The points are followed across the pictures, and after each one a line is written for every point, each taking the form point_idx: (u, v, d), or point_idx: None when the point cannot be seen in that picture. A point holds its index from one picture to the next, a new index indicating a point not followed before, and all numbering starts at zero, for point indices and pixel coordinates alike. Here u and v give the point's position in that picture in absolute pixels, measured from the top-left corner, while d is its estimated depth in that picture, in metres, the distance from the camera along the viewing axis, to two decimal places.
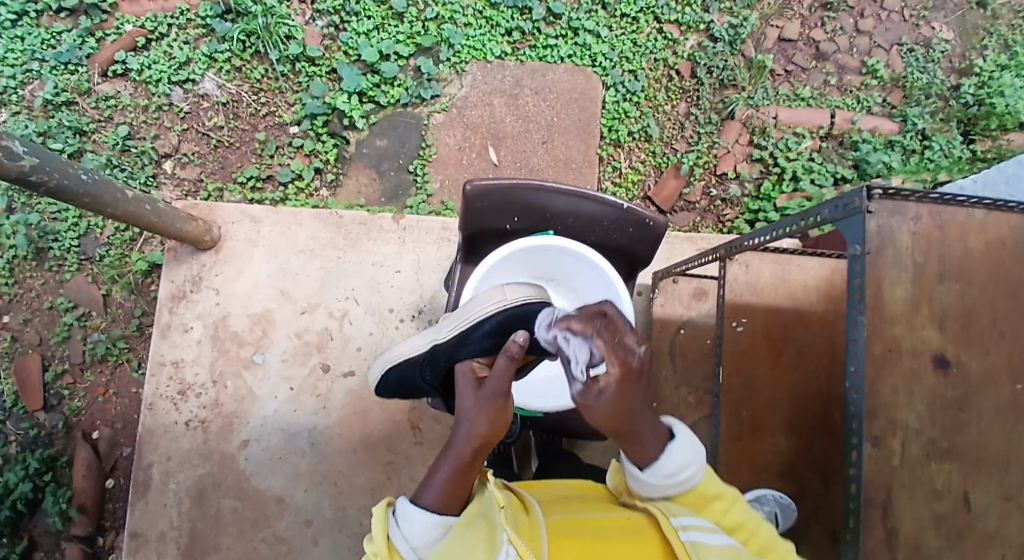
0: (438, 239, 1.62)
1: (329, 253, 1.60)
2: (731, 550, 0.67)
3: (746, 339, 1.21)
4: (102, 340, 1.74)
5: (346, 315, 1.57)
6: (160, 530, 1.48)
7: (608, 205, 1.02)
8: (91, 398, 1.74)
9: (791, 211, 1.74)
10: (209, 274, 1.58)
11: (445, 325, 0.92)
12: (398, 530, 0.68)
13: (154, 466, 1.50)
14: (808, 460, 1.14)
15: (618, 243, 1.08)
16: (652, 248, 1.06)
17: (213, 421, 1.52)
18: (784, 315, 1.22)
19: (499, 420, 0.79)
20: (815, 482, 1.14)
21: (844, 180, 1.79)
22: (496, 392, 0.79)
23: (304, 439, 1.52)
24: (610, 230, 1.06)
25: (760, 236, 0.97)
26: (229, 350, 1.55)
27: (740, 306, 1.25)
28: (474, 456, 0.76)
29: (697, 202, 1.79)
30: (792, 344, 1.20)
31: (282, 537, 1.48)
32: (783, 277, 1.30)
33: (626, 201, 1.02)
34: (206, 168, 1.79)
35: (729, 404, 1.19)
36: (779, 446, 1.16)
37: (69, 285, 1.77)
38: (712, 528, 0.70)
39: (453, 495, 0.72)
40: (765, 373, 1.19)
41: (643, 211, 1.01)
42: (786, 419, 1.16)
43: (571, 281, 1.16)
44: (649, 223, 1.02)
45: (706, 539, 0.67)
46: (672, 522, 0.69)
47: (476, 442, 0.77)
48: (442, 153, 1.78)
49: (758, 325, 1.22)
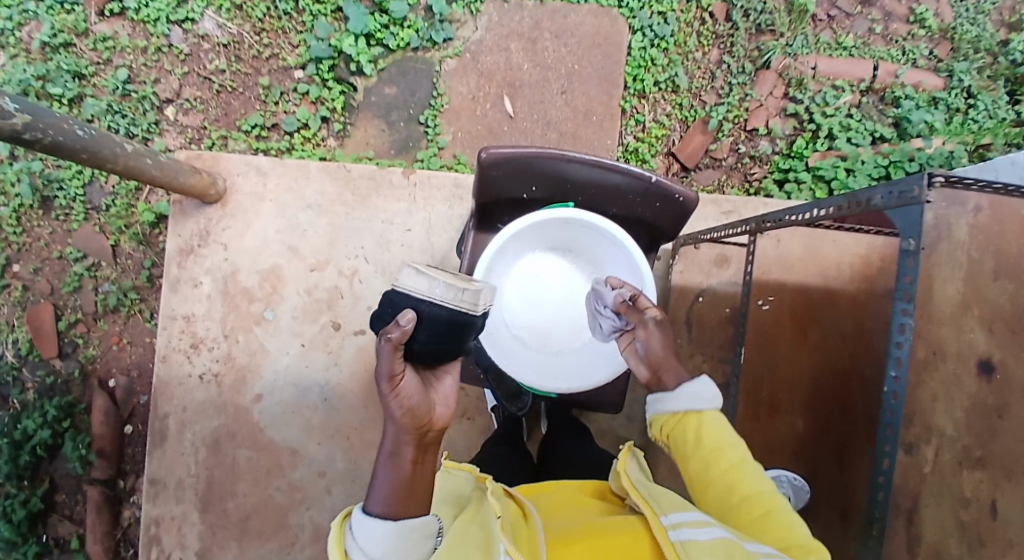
0: (449, 196, 1.56)
1: (337, 209, 1.55)
2: (724, 545, 0.65)
3: (771, 317, 1.24)
4: (113, 290, 1.75)
5: (355, 273, 1.54)
6: (178, 477, 1.56)
7: (633, 177, 0.94)
8: (105, 346, 1.76)
9: (824, 170, 1.65)
10: (217, 229, 1.55)
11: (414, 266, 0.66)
12: (352, 544, 0.59)
13: (170, 416, 1.56)
14: (824, 441, 1.14)
15: (643, 217, 1.01)
16: (678, 223, 0.99)
17: (226, 374, 1.55)
18: (810, 294, 1.25)
19: (407, 399, 0.61)
20: (830, 463, 1.13)
21: (882, 139, 1.69)
22: (387, 372, 0.59)
23: (316, 394, 1.54)
24: (635, 203, 0.99)
25: (800, 213, 0.91)
26: (240, 305, 1.55)
27: (767, 285, 1.27)
28: (402, 446, 0.62)
29: (723, 159, 1.71)
30: (818, 324, 1.20)
31: (296, 485, 1.55)
32: (815, 253, 1.30)
33: (654, 173, 0.94)
34: (209, 114, 1.72)
35: (749, 382, 1.24)
36: (795, 427, 1.20)
37: (77, 235, 1.76)
38: (706, 523, 0.68)
39: (396, 492, 0.61)
40: (787, 353, 1.22)
41: (671, 185, 0.93)
42: (804, 399, 1.19)
43: (590, 254, 1.10)
44: (676, 197, 0.95)
45: (697, 535, 0.66)
46: (662, 522, 0.69)
47: (399, 431, 0.62)
48: (455, 103, 1.70)
49: (786, 303, 1.24)
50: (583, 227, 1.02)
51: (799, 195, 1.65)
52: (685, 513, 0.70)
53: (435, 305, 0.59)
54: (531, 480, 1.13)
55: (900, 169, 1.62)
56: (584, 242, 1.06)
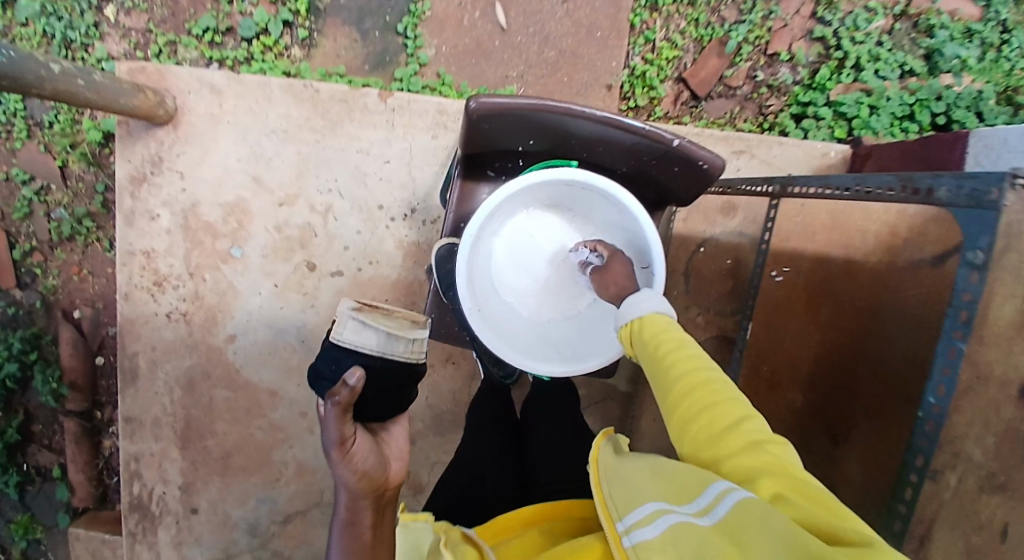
0: (433, 125, 1.40)
1: (305, 135, 1.39)
2: (671, 537, 0.61)
3: (782, 291, 1.22)
4: (66, 217, 1.62)
5: (329, 210, 1.41)
6: (154, 415, 1.51)
7: (649, 138, 0.80)
8: (66, 276, 1.65)
9: (846, 106, 1.47)
10: (170, 155, 1.39)
11: (355, 303, 0.74)
12: None
13: (140, 355, 1.48)
14: (819, 417, 1.12)
15: (658, 178, 0.88)
16: (699, 188, 0.85)
17: (195, 314, 1.45)
18: (831, 265, 1.15)
19: (358, 464, 0.71)
20: (825, 439, 1.09)
21: (911, 74, 1.49)
22: (336, 439, 0.68)
23: (292, 336, 1.46)
24: (651, 164, 0.85)
25: (837, 186, 0.83)
26: (204, 241, 1.42)
27: (783, 254, 1.24)
28: (358, 513, 0.72)
29: (738, 88, 1.52)
30: (831, 299, 1.13)
31: (278, 425, 1.52)
32: (840, 218, 1.17)
33: (676, 135, 0.78)
34: (154, 15, 1.47)
35: (753, 357, 1.24)
36: (795, 402, 1.16)
37: (22, 155, 1.60)
38: (654, 513, 0.64)
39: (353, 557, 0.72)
40: (796, 327, 1.18)
41: (696, 151, 0.78)
42: (807, 376, 1.15)
43: (593, 216, 0.98)
44: (701, 164, 0.80)
45: (648, 534, 0.63)
46: (617, 531, 0.67)
47: (353, 498, 0.72)
48: (439, 10, 1.47)
49: (800, 275, 1.20)
50: (586, 188, 0.89)
51: (817, 132, 1.49)
52: (638, 507, 0.67)
53: (387, 359, 0.71)
54: (512, 442, 1.08)
55: (925, 109, 1.43)
56: (590, 203, 0.95)
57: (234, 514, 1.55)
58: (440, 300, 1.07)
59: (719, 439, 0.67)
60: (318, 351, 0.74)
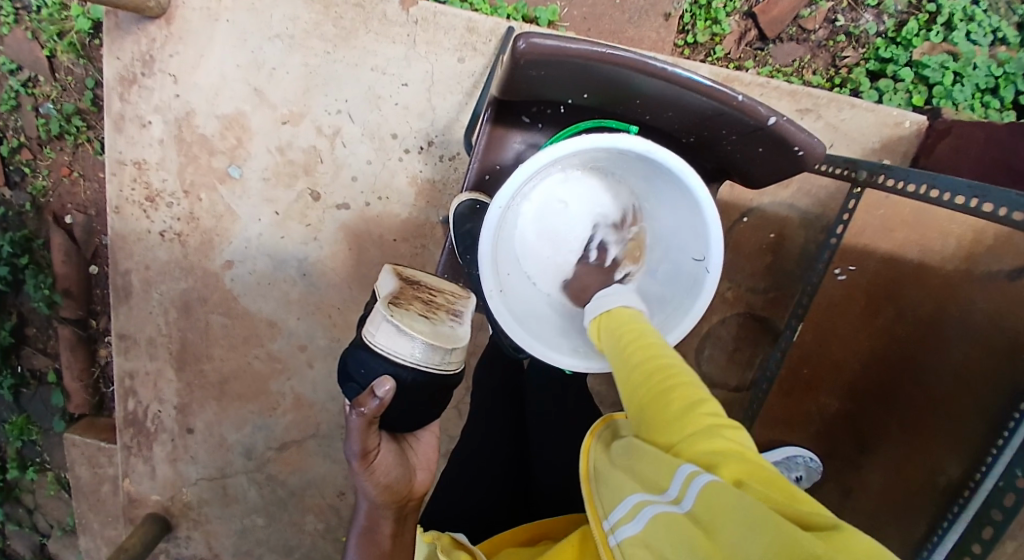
0: (459, 45, 1.24)
1: (314, 44, 1.25)
2: (652, 536, 0.50)
3: (843, 290, 1.18)
4: (54, 114, 1.49)
5: (337, 134, 1.28)
6: (148, 335, 1.41)
7: (732, 113, 0.75)
8: (56, 178, 1.54)
9: (930, 69, 1.26)
10: (162, 55, 1.26)
11: (400, 301, 0.74)
12: None
13: (133, 273, 1.38)
14: (848, 425, 1.17)
15: (732, 152, 0.86)
16: (783, 167, 0.84)
17: (190, 236, 1.34)
18: (901, 267, 1.14)
19: (380, 475, 0.74)
20: (850, 446, 1.17)
21: (1001, 43, 1.27)
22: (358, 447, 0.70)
23: (294, 268, 1.35)
24: (729, 138, 0.82)
25: (954, 191, 0.85)
26: (199, 157, 1.30)
27: (851, 251, 1.17)
28: (378, 521, 0.77)
29: (812, 32, 1.33)
30: (895, 305, 1.13)
31: (276, 356, 1.40)
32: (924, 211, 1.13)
33: (774, 116, 0.74)
34: None
35: (795, 356, 1.21)
36: (828, 407, 1.20)
37: (8, 42, 1.46)
38: (638, 506, 0.53)
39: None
40: (846, 331, 1.17)
41: (795, 134, 0.76)
42: (846, 381, 1.18)
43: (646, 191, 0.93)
44: (795, 148, 0.78)
45: (631, 533, 0.52)
46: (604, 529, 0.57)
47: (375, 508, 0.76)
48: None
49: (864, 276, 1.17)
50: (638, 157, 0.83)
51: (892, 95, 1.28)
52: (623, 499, 0.56)
53: (420, 372, 0.72)
54: (514, 420, 1.02)
55: (1012, 83, 1.23)
56: (642, 173, 0.89)
57: (230, 437, 1.45)
58: (455, 261, 1.01)
59: (676, 420, 0.55)
60: (351, 351, 0.75)
